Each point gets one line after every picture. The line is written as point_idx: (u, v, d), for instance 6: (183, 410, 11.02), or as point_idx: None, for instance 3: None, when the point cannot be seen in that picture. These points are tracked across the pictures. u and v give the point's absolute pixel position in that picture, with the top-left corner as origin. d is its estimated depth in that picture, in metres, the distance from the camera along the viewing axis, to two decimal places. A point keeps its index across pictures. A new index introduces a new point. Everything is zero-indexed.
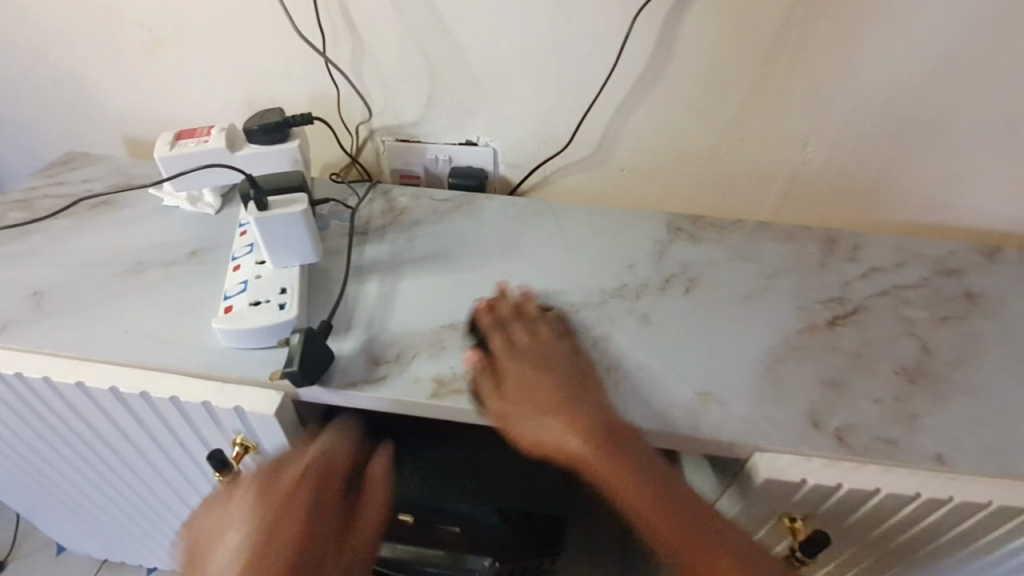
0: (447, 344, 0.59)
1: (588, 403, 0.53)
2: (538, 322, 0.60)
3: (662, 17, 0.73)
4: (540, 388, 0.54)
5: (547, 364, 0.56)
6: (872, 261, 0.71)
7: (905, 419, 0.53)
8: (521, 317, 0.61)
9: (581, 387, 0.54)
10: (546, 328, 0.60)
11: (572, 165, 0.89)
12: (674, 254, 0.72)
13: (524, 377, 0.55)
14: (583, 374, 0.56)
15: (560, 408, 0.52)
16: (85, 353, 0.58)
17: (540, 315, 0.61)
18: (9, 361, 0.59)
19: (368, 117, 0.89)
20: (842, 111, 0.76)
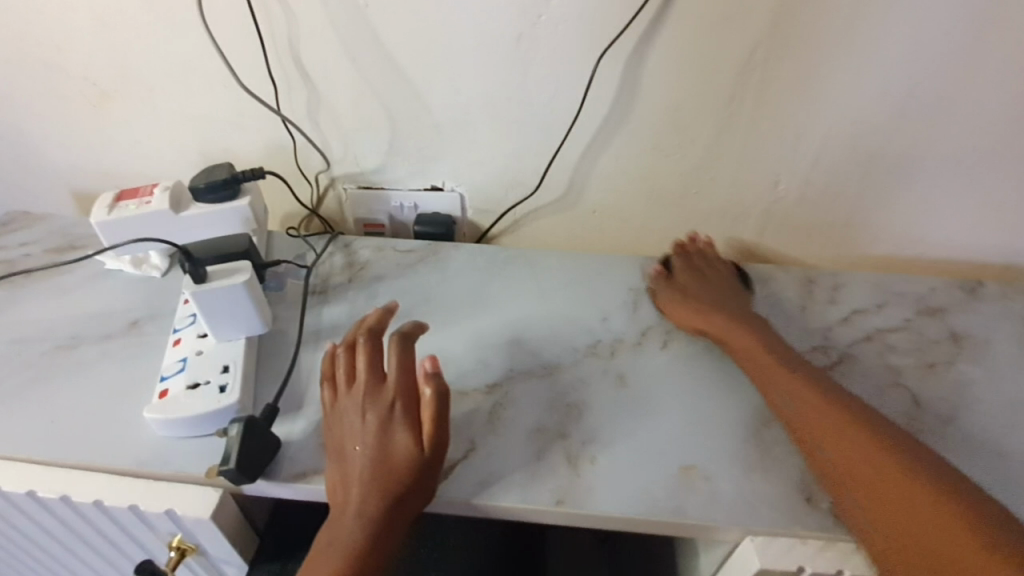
0: None
1: (379, 495, 0.46)
2: (407, 379, 0.50)
3: (626, 59, 0.70)
4: (343, 486, 0.47)
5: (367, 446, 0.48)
6: (852, 303, 0.69)
7: None
8: (379, 375, 0.51)
9: (378, 475, 0.46)
10: (394, 397, 0.49)
11: (542, 210, 0.86)
12: (648, 303, 0.69)
13: (353, 466, 0.47)
14: (424, 443, 0.48)
15: (349, 518, 0.46)
16: (2, 449, 0.52)
17: (399, 373, 0.50)
18: None
19: (328, 166, 0.85)
20: (814, 149, 0.74)
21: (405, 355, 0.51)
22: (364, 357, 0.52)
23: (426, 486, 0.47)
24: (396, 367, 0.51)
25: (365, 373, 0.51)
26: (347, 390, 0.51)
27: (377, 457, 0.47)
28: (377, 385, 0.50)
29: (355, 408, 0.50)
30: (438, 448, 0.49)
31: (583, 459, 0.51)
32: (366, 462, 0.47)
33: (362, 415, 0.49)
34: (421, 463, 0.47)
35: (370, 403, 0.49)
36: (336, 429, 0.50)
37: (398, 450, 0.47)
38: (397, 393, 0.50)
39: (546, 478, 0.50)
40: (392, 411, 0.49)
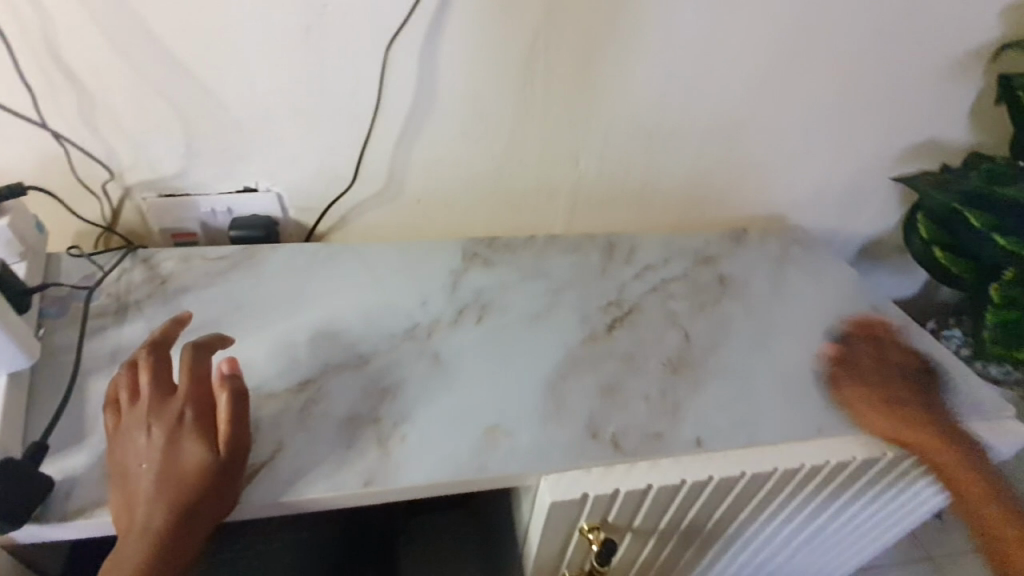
0: None
1: (166, 507, 0.45)
2: (199, 388, 0.50)
3: (418, 49, 0.72)
4: (129, 506, 0.46)
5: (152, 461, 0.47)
6: (644, 261, 0.79)
7: (668, 410, 0.57)
8: (169, 388, 0.50)
9: (165, 488, 0.46)
10: (184, 406, 0.49)
11: (366, 202, 0.86)
12: (467, 282, 0.73)
13: (138, 485, 0.46)
14: (218, 446, 0.48)
15: (135, 537, 0.44)
16: None
17: (188, 383, 0.50)
18: None
19: (119, 175, 0.78)
20: (603, 127, 0.82)
21: (196, 365, 0.51)
22: (149, 371, 0.51)
23: (223, 488, 0.47)
24: (184, 377, 0.50)
25: (151, 387, 0.50)
26: (132, 411, 0.49)
27: (167, 470, 0.46)
28: (163, 401, 0.49)
29: (139, 427, 0.48)
30: (235, 449, 0.49)
31: (392, 438, 0.54)
32: (151, 478, 0.46)
33: (146, 430, 0.48)
34: (213, 468, 0.47)
35: (156, 416, 0.48)
36: (120, 452, 0.48)
37: (189, 458, 0.47)
38: (188, 402, 0.49)
39: (355, 463, 0.52)
40: (182, 419, 0.48)
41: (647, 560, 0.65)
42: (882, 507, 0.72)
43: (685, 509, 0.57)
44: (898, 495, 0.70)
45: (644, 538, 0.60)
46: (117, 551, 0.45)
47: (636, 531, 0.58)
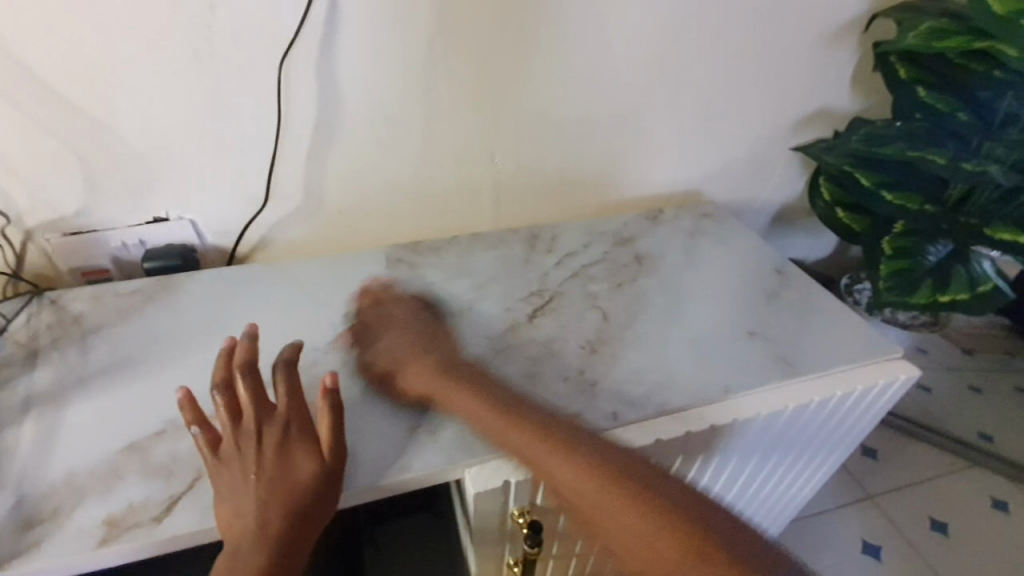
0: (127, 471, 0.53)
1: (296, 508, 0.48)
2: (295, 401, 0.54)
3: (314, 61, 0.71)
4: (240, 517, 0.47)
5: (266, 470, 0.49)
6: (564, 248, 0.81)
7: (587, 388, 0.60)
8: (266, 402, 0.53)
9: (276, 492, 0.48)
10: (287, 416, 0.52)
11: (286, 220, 0.84)
12: (391, 287, 0.74)
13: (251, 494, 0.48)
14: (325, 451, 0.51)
15: (253, 541, 0.46)
16: None
17: (287, 396, 0.54)
18: None
19: (15, 219, 0.74)
20: (512, 121, 0.84)
21: (290, 380, 0.55)
22: (221, 394, 0.53)
23: (335, 488, 0.50)
24: (283, 390, 0.54)
25: (258, 399, 0.53)
26: (236, 427, 0.51)
27: (291, 473, 0.49)
28: (258, 415, 0.52)
29: (240, 443, 0.50)
30: (341, 452, 0.52)
31: None
32: (277, 484, 0.49)
33: (259, 439, 0.50)
34: (326, 471, 0.50)
35: (271, 424, 0.51)
36: (233, 462, 0.50)
37: (307, 461, 0.50)
38: (290, 413, 0.53)
39: None
40: (291, 428, 0.52)
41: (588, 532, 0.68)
42: (793, 465, 0.76)
43: None
44: (805, 453, 0.74)
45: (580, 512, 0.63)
46: (229, 559, 0.46)
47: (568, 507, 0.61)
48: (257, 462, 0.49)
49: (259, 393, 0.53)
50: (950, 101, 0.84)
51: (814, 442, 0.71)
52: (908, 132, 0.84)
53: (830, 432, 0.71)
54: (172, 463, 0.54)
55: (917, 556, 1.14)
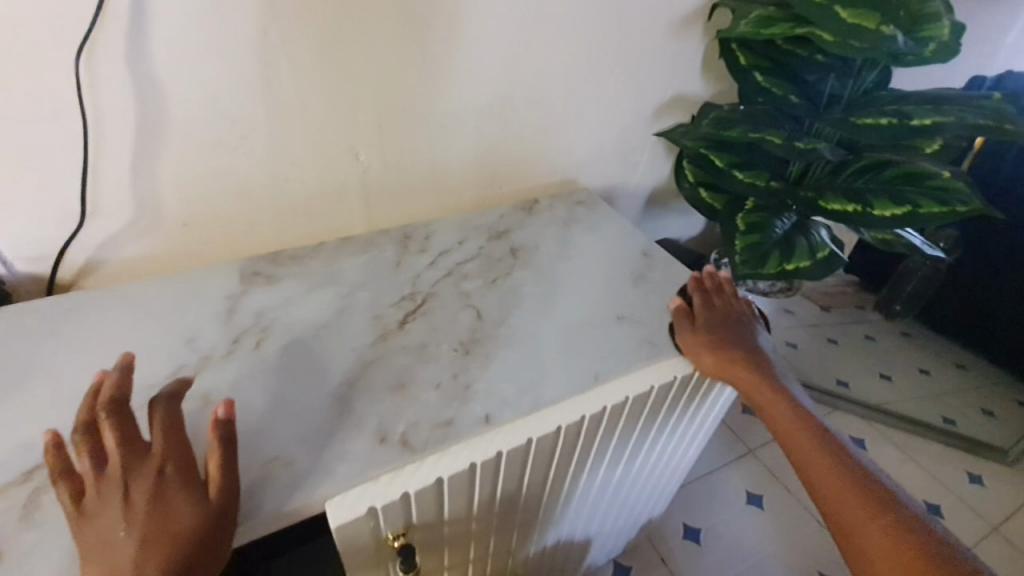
0: None
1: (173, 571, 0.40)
2: (175, 439, 0.45)
3: (123, 54, 0.62)
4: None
5: (138, 524, 0.41)
6: (438, 247, 0.79)
7: (459, 393, 0.58)
8: (138, 442, 0.44)
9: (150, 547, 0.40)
10: (162, 458, 0.44)
11: (117, 238, 0.74)
12: (245, 305, 0.67)
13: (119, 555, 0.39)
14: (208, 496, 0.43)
15: None
16: None
17: (164, 433, 0.45)
18: None
19: None
20: (372, 116, 0.79)
21: (167, 414, 0.46)
22: (81, 436, 0.43)
23: (222, 536, 0.43)
24: (157, 427, 0.45)
25: (127, 439, 0.43)
26: (99, 475, 0.42)
27: (163, 524, 0.41)
28: (127, 459, 0.43)
29: (103, 495, 0.41)
30: (230, 493, 0.44)
31: None
32: (151, 538, 0.40)
33: (127, 488, 0.42)
34: (210, 518, 0.42)
35: (140, 470, 0.42)
36: (92, 519, 0.41)
37: (184, 511, 0.42)
38: (166, 454, 0.44)
39: None
40: (168, 472, 0.43)
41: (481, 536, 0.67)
42: (671, 440, 0.78)
43: (494, 484, 0.58)
44: (677, 432, 0.77)
45: (465, 521, 0.61)
46: None
47: (453, 518, 0.59)
48: (122, 517, 0.41)
49: (131, 432, 0.44)
50: (784, 86, 0.92)
51: (682, 419, 0.75)
52: (748, 115, 0.90)
53: (694, 408, 0.75)
54: None
55: (795, 499, 1.25)
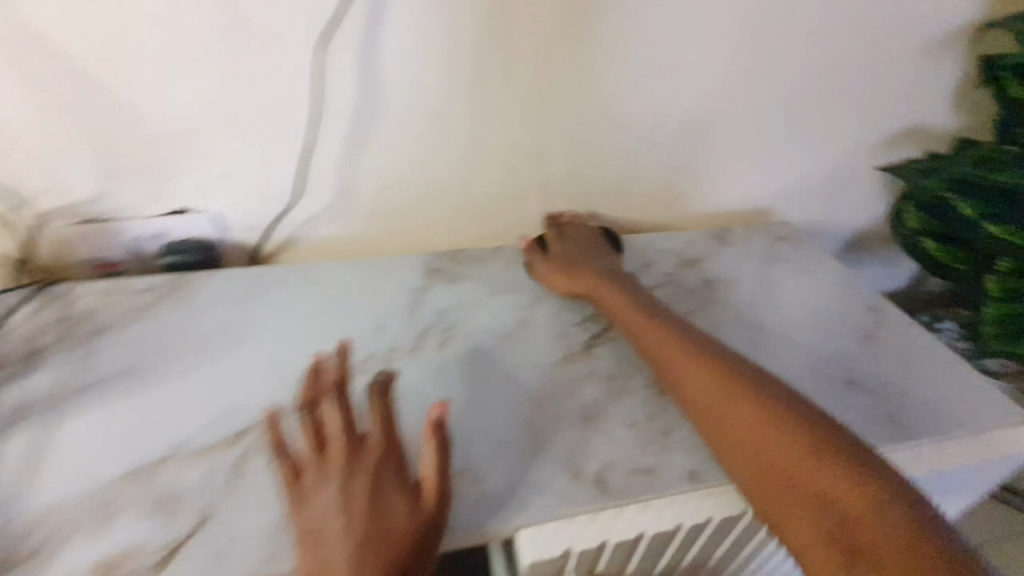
0: (123, 503, 0.44)
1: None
2: (390, 433, 0.45)
3: (356, 42, 0.64)
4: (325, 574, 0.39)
5: (355, 519, 0.41)
6: (623, 267, 0.72)
7: (659, 439, 0.51)
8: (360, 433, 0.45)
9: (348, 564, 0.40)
10: (381, 454, 0.44)
11: (315, 219, 0.77)
12: (429, 301, 0.66)
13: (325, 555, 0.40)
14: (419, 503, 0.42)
15: None
16: None
17: (381, 426, 0.45)
18: None
19: (29, 204, 0.67)
20: (568, 124, 0.75)
21: (384, 406, 0.46)
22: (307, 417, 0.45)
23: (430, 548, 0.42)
24: (376, 420, 0.45)
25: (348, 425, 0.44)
26: (319, 459, 0.43)
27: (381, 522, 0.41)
28: (342, 451, 0.43)
29: (324, 478, 0.42)
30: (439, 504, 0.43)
31: None
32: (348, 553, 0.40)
33: (347, 480, 0.42)
34: (422, 530, 0.41)
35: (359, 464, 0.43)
36: (312, 506, 0.42)
37: (396, 517, 0.41)
38: (383, 450, 0.44)
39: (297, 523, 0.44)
40: (384, 468, 0.43)
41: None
42: None
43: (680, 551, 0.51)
44: None
45: None
46: None
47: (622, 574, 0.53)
48: (340, 509, 0.41)
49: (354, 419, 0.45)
50: None
51: None
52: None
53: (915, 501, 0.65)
54: (173, 498, 0.44)
55: None
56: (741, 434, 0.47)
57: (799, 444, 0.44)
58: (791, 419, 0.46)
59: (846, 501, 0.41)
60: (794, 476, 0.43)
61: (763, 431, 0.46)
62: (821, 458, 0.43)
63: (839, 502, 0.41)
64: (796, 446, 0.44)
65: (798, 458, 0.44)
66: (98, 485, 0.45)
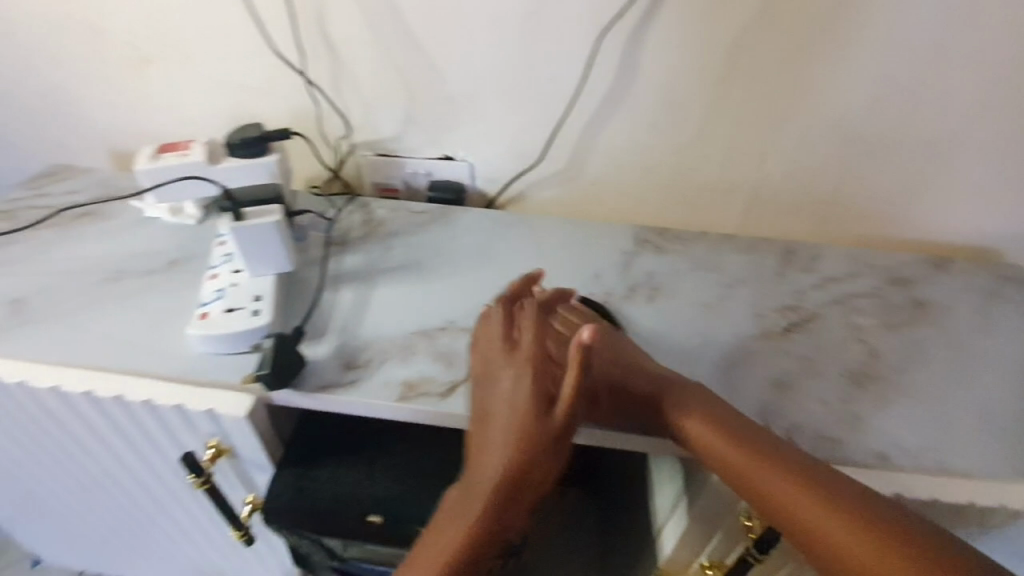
0: (418, 349, 0.62)
1: (497, 480, 0.48)
2: (546, 347, 0.53)
3: (627, 35, 0.73)
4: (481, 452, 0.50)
5: (506, 409, 0.51)
6: (828, 271, 0.75)
7: (849, 419, 0.58)
8: (517, 343, 0.54)
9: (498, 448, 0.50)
10: (530, 363, 0.52)
11: (545, 180, 0.90)
12: (640, 263, 0.75)
13: (483, 440, 0.51)
14: (554, 411, 0.49)
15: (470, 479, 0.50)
16: (82, 359, 0.60)
17: (533, 340, 0.53)
18: (10, 369, 0.61)
19: (348, 133, 0.89)
20: (798, 132, 0.78)
21: (541, 324, 0.55)
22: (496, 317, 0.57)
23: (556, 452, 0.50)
24: (529, 335, 0.54)
25: (528, 331, 0.54)
26: (496, 355, 0.54)
27: (516, 412, 0.50)
28: (502, 357, 0.53)
29: (494, 369, 0.54)
30: (568, 415, 0.49)
31: None
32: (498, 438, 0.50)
33: (507, 377, 0.52)
34: (553, 433, 0.49)
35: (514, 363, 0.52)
36: (484, 393, 0.53)
37: (532, 416, 0.50)
38: (532, 359, 0.52)
39: None
40: (539, 372, 0.52)
41: (785, 552, 0.67)
42: None
43: None
44: None
45: None
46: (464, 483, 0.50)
47: None
48: (500, 396, 0.52)
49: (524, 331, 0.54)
50: None
51: None
52: None
53: None
54: (450, 355, 0.61)
55: None
56: (761, 498, 0.48)
57: (806, 490, 0.47)
58: (774, 466, 0.48)
59: (848, 553, 0.43)
60: (814, 518, 0.45)
61: (758, 481, 0.48)
62: (823, 506, 0.45)
63: (847, 554, 0.43)
64: (782, 488, 0.47)
65: (807, 505, 0.46)
66: (403, 333, 0.63)
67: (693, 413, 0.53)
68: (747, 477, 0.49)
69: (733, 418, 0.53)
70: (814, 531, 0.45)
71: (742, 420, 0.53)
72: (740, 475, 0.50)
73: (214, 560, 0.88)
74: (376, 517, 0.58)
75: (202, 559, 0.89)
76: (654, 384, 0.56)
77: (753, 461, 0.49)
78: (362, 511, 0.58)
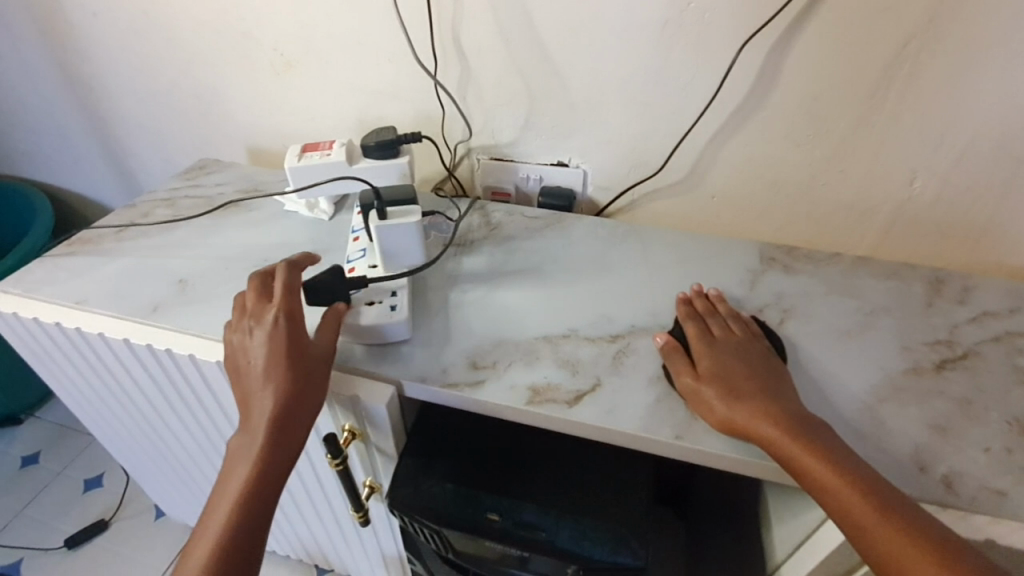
0: (542, 356, 0.63)
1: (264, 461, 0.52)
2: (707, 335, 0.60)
3: (771, 43, 0.70)
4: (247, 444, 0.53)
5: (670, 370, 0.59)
6: (984, 304, 0.68)
7: (1019, 472, 0.52)
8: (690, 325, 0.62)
9: (290, 431, 0.53)
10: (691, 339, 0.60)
11: (660, 190, 0.88)
12: (766, 281, 0.72)
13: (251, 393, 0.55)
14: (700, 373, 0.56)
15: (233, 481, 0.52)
16: None
17: (697, 328, 0.61)
18: (178, 343, 0.68)
19: (468, 137, 0.92)
20: (957, 150, 0.71)
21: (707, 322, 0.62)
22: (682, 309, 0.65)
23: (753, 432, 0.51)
24: (689, 321, 0.62)
25: (695, 321, 0.62)
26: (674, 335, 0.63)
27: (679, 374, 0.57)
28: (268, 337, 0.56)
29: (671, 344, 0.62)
30: (712, 376, 0.56)
31: None
32: (296, 420, 0.54)
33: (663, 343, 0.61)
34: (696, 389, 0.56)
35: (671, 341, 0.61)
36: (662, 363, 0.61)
37: (684, 376, 0.57)
38: (692, 337, 0.60)
39: (667, 415, 0.57)
40: (694, 344, 0.59)
41: None
42: None
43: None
44: None
45: None
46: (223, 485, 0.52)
47: None
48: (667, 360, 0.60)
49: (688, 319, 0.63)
50: None
51: None
52: None
53: None
54: (574, 363, 0.62)
55: None
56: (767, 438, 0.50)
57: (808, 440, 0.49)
58: (782, 417, 0.51)
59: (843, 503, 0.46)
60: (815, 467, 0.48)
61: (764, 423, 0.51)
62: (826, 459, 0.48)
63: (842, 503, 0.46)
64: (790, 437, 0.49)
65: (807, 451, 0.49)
66: (526, 337, 0.65)
67: (722, 358, 0.57)
68: (753, 417, 0.51)
69: (755, 365, 0.56)
70: (815, 478, 0.47)
71: (780, 394, 0.53)
72: (746, 411, 0.52)
73: (318, 535, 0.94)
74: (495, 516, 0.61)
75: (306, 532, 0.94)
76: (718, 364, 0.56)
77: (768, 404, 0.52)
78: (483, 508, 0.61)
